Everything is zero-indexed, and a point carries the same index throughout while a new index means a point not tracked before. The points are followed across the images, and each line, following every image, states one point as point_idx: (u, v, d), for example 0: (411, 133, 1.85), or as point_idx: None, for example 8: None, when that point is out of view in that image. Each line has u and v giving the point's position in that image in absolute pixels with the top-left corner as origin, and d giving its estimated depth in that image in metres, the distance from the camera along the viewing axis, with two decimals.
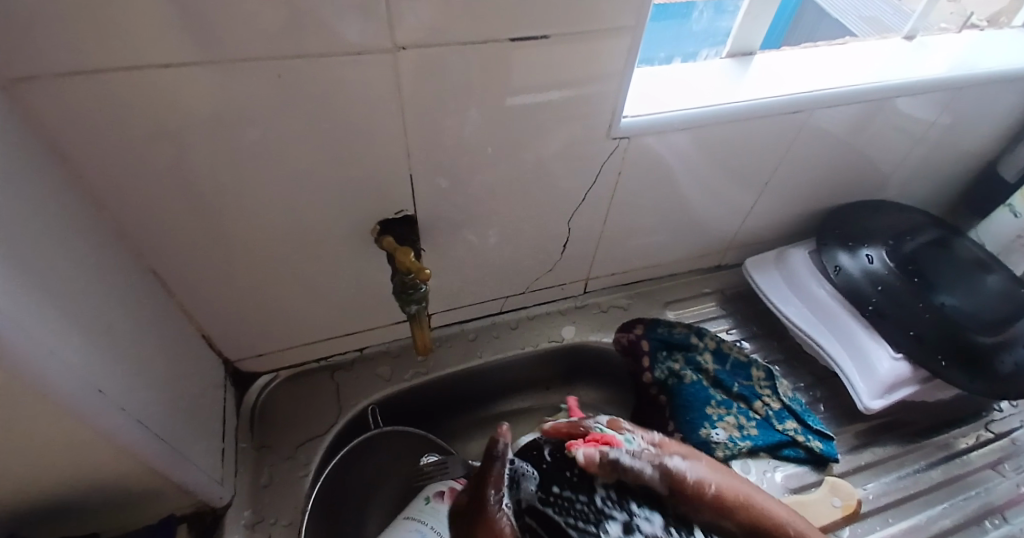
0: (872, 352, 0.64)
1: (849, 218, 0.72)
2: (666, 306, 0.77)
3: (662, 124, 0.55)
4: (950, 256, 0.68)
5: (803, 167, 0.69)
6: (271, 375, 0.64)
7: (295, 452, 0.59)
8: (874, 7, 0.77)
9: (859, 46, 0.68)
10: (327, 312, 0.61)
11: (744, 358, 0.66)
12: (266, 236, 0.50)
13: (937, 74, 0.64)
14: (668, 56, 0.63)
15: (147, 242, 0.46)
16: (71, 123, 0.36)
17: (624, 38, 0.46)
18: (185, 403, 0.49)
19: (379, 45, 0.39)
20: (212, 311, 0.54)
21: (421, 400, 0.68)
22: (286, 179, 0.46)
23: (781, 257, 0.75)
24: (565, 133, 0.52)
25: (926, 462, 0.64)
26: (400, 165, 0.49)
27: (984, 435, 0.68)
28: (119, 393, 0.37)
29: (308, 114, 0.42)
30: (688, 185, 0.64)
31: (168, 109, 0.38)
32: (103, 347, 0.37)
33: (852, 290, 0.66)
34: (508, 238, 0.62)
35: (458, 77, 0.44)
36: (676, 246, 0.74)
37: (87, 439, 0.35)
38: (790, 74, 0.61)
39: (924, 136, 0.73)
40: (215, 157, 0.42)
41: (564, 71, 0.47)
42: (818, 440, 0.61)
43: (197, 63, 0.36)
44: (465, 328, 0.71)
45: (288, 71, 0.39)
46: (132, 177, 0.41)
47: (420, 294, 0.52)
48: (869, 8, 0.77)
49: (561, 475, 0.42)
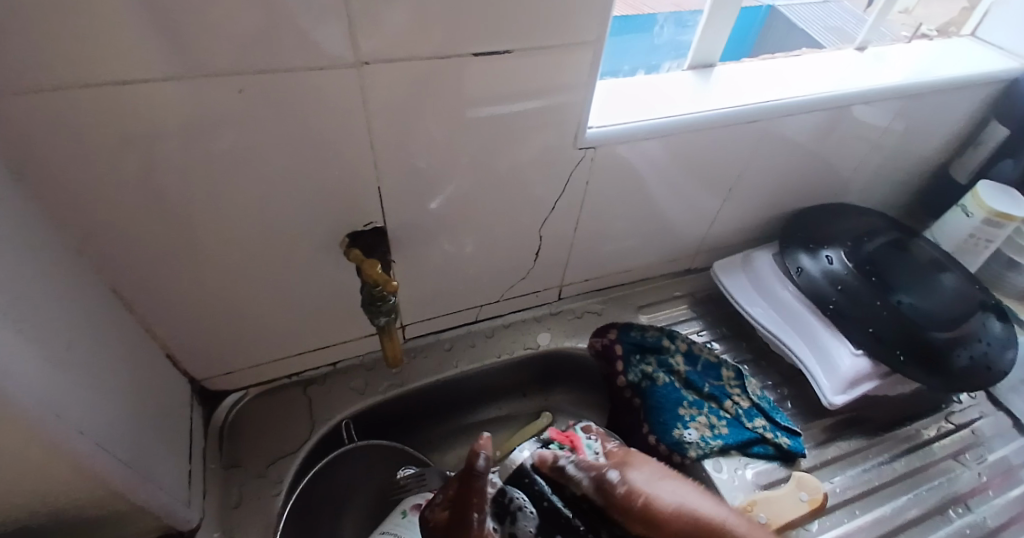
0: (835, 350, 0.66)
1: (810, 222, 0.75)
2: (639, 310, 0.78)
3: (627, 134, 0.56)
4: (907, 256, 0.71)
5: (765, 173, 0.71)
6: (242, 392, 0.63)
7: (267, 469, 0.58)
8: (837, 18, 0.81)
9: (815, 56, 0.71)
10: (298, 325, 0.60)
11: (713, 359, 0.68)
12: (232, 251, 0.50)
13: (889, 82, 0.67)
14: (632, 69, 0.65)
15: (107, 260, 0.45)
16: (26, 142, 0.35)
17: (585, 52, 0.47)
18: (151, 424, 0.47)
19: (343, 59, 0.40)
20: (178, 328, 0.53)
21: (396, 412, 0.67)
22: (251, 193, 0.46)
23: (748, 260, 0.77)
24: (533, 143, 0.53)
25: (890, 455, 0.66)
26: (369, 177, 0.49)
27: (945, 426, 0.70)
28: (80, 414, 0.36)
29: (273, 128, 0.42)
30: (655, 192, 0.66)
31: (127, 125, 0.37)
32: (63, 368, 0.36)
33: (813, 291, 0.69)
34: (480, 247, 0.62)
35: (424, 89, 0.44)
36: (647, 251, 0.76)
37: (47, 462, 0.34)
38: (750, 84, 0.63)
39: (879, 142, 0.76)
40: (177, 172, 0.42)
41: (529, 82, 0.48)
42: (786, 437, 0.62)
43: (157, 79, 0.36)
44: (441, 338, 0.71)
45: (251, 86, 0.39)
46: (92, 195, 0.40)
47: (390, 305, 0.52)
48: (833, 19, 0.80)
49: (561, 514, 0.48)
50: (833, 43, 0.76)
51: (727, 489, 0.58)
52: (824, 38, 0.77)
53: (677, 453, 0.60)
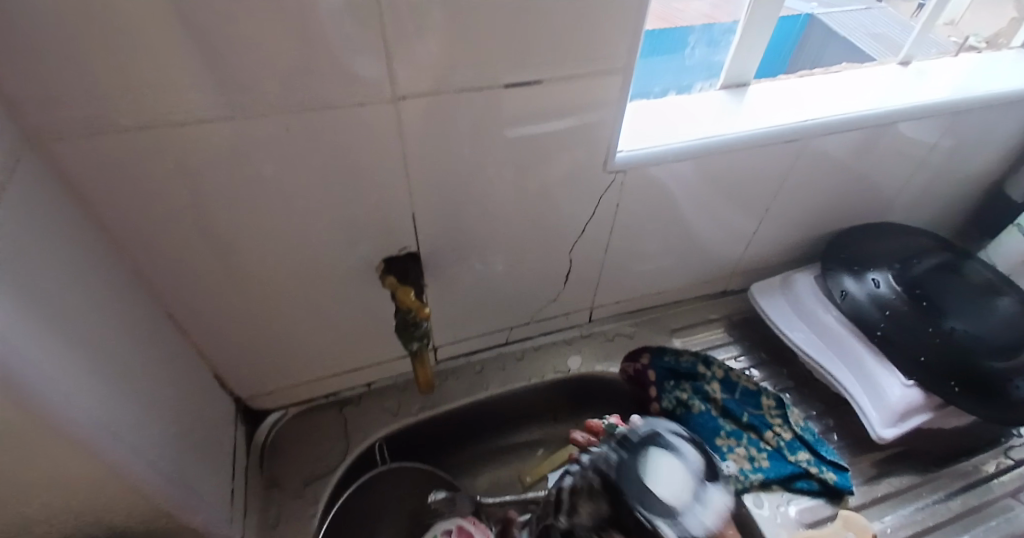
0: (883, 379, 0.63)
1: (853, 243, 0.72)
2: (673, 333, 0.77)
3: (658, 157, 0.56)
4: (960, 280, 0.67)
5: (803, 193, 0.70)
6: (281, 412, 0.65)
7: (303, 489, 0.59)
8: (880, 24, 0.79)
9: (854, 72, 0.69)
10: (334, 347, 0.62)
11: (753, 387, 0.66)
12: (275, 277, 0.52)
13: (935, 98, 0.65)
14: (663, 90, 0.64)
15: (162, 286, 0.47)
16: (94, 175, 0.38)
17: (614, 78, 0.48)
18: (197, 441, 0.49)
19: (381, 96, 0.42)
20: (224, 349, 0.55)
21: (428, 435, 0.68)
22: (294, 222, 0.48)
23: (787, 283, 0.75)
24: (564, 167, 0.54)
25: (943, 493, 0.62)
26: (404, 203, 0.51)
27: (1004, 462, 0.66)
28: (133, 434, 0.38)
29: (315, 160, 0.44)
30: (688, 214, 0.65)
31: (183, 160, 0.40)
32: (120, 390, 0.38)
33: (859, 316, 0.66)
34: (511, 271, 0.63)
35: (458, 120, 0.46)
36: (681, 273, 0.74)
37: (103, 481, 0.36)
38: (785, 103, 0.62)
39: (926, 159, 0.73)
40: (225, 205, 0.44)
41: (559, 110, 0.49)
42: (832, 472, 0.59)
43: (211, 117, 0.38)
44: (472, 360, 0.72)
45: (295, 123, 0.41)
46: (149, 224, 0.43)
47: (423, 330, 0.53)
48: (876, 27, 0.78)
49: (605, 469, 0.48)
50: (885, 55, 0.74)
51: (769, 526, 0.56)
52: (872, 49, 0.75)
53: None
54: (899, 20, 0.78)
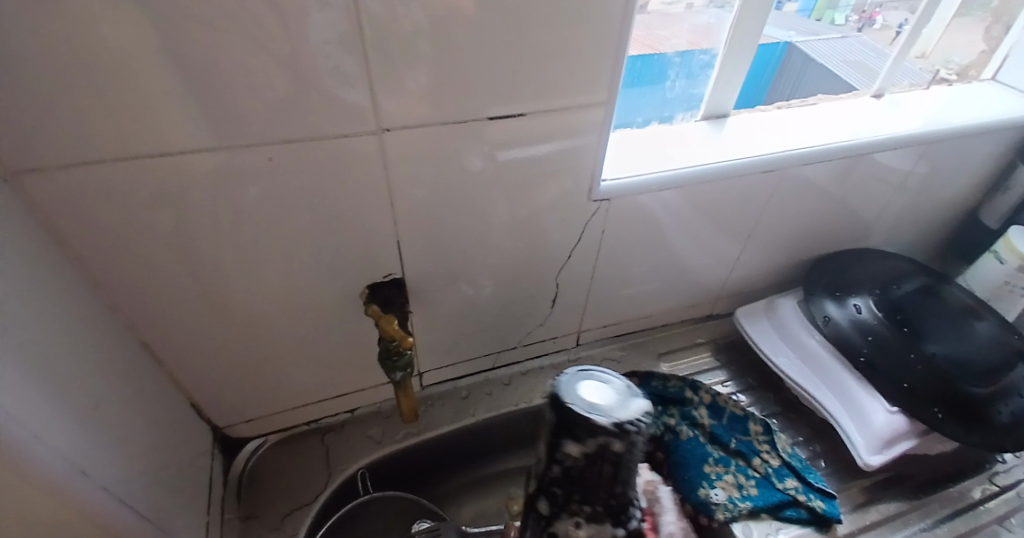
0: (868, 405, 0.63)
1: (835, 268, 0.73)
2: (660, 357, 0.77)
3: (641, 185, 0.57)
4: (940, 304, 0.68)
5: (784, 220, 0.71)
6: (260, 440, 0.64)
7: (282, 523, 0.57)
8: (858, 52, 0.80)
9: (830, 104, 0.71)
10: (317, 375, 0.61)
11: (740, 412, 0.66)
12: (257, 304, 0.51)
13: (907, 129, 0.67)
14: (646, 120, 0.66)
15: (139, 315, 0.47)
16: (73, 207, 0.38)
17: (596, 111, 0.49)
18: (171, 474, 0.48)
19: (365, 127, 0.42)
20: (203, 377, 0.55)
21: (412, 463, 0.66)
22: (277, 250, 0.48)
23: (771, 307, 0.76)
24: (548, 195, 0.55)
25: (931, 520, 0.62)
26: (389, 232, 0.51)
27: (989, 488, 0.66)
28: (103, 470, 0.37)
29: (298, 190, 0.44)
30: (673, 240, 0.66)
31: (163, 190, 0.40)
32: (91, 423, 0.37)
33: (842, 340, 0.67)
34: (496, 297, 0.63)
35: (442, 150, 0.46)
36: (667, 297, 0.75)
37: (68, 521, 0.35)
38: (764, 133, 0.64)
39: (903, 185, 0.75)
40: (206, 234, 0.44)
41: (542, 140, 0.50)
42: (820, 499, 0.59)
43: (193, 149, 0.39)
44: (458, 386, 0.71)
45: (280, 154, 0.41)
46: (128, 254, 0.42)
47: (405, 360, 0.53)
48: (852, 51, 0.80)
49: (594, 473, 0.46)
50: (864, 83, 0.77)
51: None
52: (849, 77, 0.79)
53: (704, 514, 0.58)
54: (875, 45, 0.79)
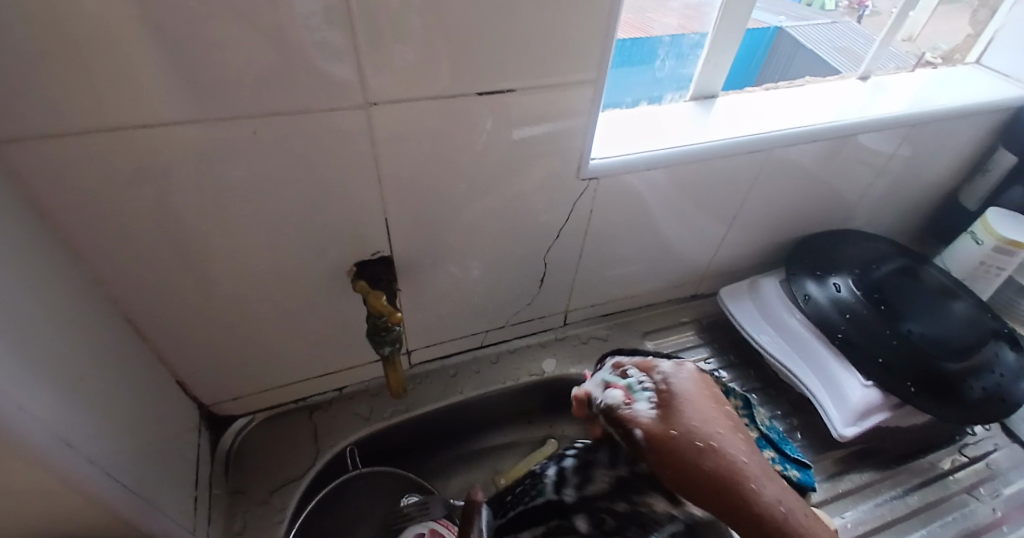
0: (844, 380, 0.65)
1: (818, 248, 0.75)
2: (645, 335, 0.78)
3: (629, 165, 0.57)
4: (917, 284, 0.70)
5: (769, 200, 0.72)
6: (248, 417, 0.64)
7: (270, 496, 0.58)
8: (845, 36, 0.80)
9: (818, 86, 0.71)
10: (305, 352, 0.61)
11: (721, 387, 0.64)
12: (242, 280, 0.51)
13: (891, 111, 0.68)
14: (635, 101, 0.65)
15: (122, 290, 0.46)
16: (50, 181, 0.37)
17: (586, 89, 0.49)
18: (157, 449, 0.48)
19: (351, 101, 0.42)
20: (189, 354, 0.54)
21: (401, 438, 0.67)
22: (262, 225, 0.47)
23: (755, 287, 0.77)
24: (536, 173, 0.55)
25: (902, 489, 0.65)
26: (376, 208, 0.51)
27: (959, 459, 0.69)
28: (89, 444, 0.37)
29: (282, 163, 0.43)
30: (659, 219, 0.66)
31: (142, 163, 0.39)
32: (75, 399, 0.37)
33: (822, 319, 0.68)
34: (483, 276, 0.63)
35: (428, 126, 0.46)
36: (653, 277, 0.76)
37: (55, 493, 0.35)
38: (751, 113, 0.64)
39: (885, 168, 0.76)
40: (188, 209, 0.43)
41: (531, 116, 0.49)
42: (796, 469, 0.60)
43: (171, 120, 0.38)
44: (446, 364, 0.72)
45: (264, 127, 0.41)
46: (109, 229, 0.42)
47: (395, 335, 0.53)
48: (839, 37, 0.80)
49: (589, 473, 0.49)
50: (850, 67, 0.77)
51: None
52: (835, 62, 0.78)
53: None
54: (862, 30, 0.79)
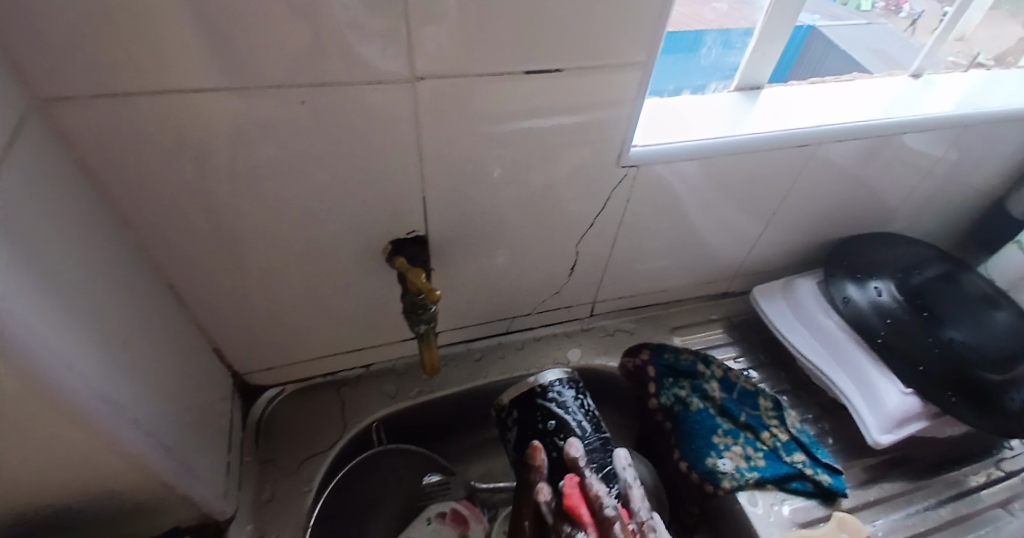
0: (881, 386, 0.63)
1: (856, 250, 0.73)
2: (672, 331, 0.77)
3: (671, 154, 0.56)
4: (959, 291, 0.68)
5: (810, 198, 0.70)
6: (278, 390, 0.65)
7: (299, 467, 0.59)
8: (880, 40, 0.79)
9: (866, 81, 0.69)
10: (336, 328, 0.62)
11: (751, 388, 0.66)
12: (280, 253, 0.51)
13: (943, 111, 0.65)
14: (677, 89, 0.64)
15: (165, 255, 0.47)
16: (104, 142, 0.38)
17: (635, 71, 0.48)
18: (193, 415, 0.49)
19: (399, 74, 0.41)
20: (223, 323, 0.55)
21: (426, 419, 0.68)
22: (303, 199, 0.47)
23: (789, 287, 0.75)
24: (577, 159, 0.54)
25: (935, 500, 0.63)
26: (415, 187, 0.50)
27: (993, 473, 0.67)
28: (134, 402, 0.38)
29: (326, 137, 0.43)
30: (696, 213, 0.65)
31: (193, 131, 0.39)
32: (121, 359, 0.38)
33: (860, 322, 0.67)
34: (516, 262, 0.63)
35: (474, 104, 0.45)
36: (684, 271, 0.75)
37: (102, 448, 0.35)
38: (798, 107, 0.63)
39: (931, 171, 0.73)
40: (233, 178, 0.43)
41: (576, 100, 0.48)
42: (826, 474, 0.60)
43: (223, 87, 0.37)
44: (472, 348, 0.72)
45: (313, 98, 0.40)
46: (157, 194, 0.42)
47: (430, 313, 0.53)
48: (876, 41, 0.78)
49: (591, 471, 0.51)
50: (883, 69, 0.74)
51: (763, 524, 0.56)
52: (872, 63, 0.75)
53: (710, 483, 0.58)
54: (900, 36, 0.78)
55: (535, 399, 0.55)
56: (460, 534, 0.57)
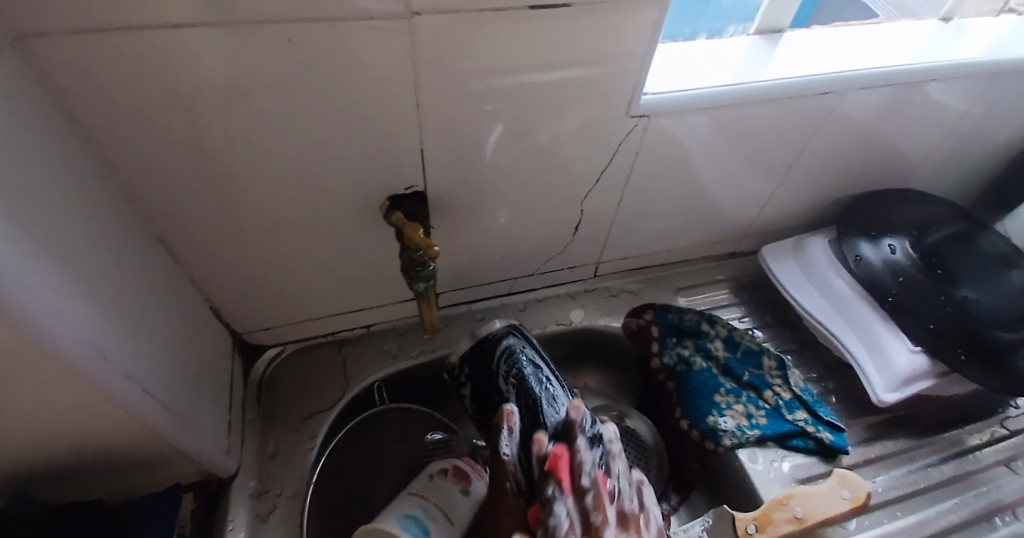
0: (890, 345, 0.62)
1: (872, 208, 0.70)
2: (678, 292, 0.76)
3: (684, 102, 0.53)
4: (975, 249, 0.66)
5: (827, 153, 0.66)
6: (278, 348, 0.65)
7: (302, 424, 0.60)
8: None
9: (894, 25, 0.65)
10: (335, 286, 0.61)
11: (755, 347, 0.65)
12: (274, 208, 0.49)
13: (971, 58, 0.61)
14: (693, 33, 0.61)
15: (154, 209, 0.45)
16: (82, 86, 0.35)
17: (648, 10, 0.44)
18: (191, 374, 0.48)
19: (393, 10, 0.37)
20: (218, 280, 0.54)
21: (427, 378, 0.68)
22: (294, 151, 0.45)
23: (800, 246, 0.73)
24: (583, 111, 0.51)
25: (937, 457, 0.63)
26: (412, 139, 0.48)
27: (998, 432, 0.66)
28: (127, 360, 0.37)
29: (316, 83, 0.40)
30: (705, 170, 0.63)
31: (172, 77, 0.36)
32: (109, 318, 0.36)
33: (871, 281, 0.65)
34: (519, 220, 0.61)
35: (473, 48, 0.42)
36: (693, 231, 0.73)
37: (96, 402, 0.35)
38: (822, 53, 0.59)
39: (956, 125, 0.70)
40: (219, 129, 0.41)
41: (583, 44, 0.45)
42: (828, 432, 0.60)
43: (201, 24, 0.34)
44: (473, 308, 0.71)
45: (299, 35, 0.37)
46: (139, 145, 0.40)
47: (429, 271, 0.52)
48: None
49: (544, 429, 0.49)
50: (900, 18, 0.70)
51: (762, 481, 0.57)
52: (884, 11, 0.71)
53: (711, 440, 0.58)
54: None
55: (486, 355, 0.55)
56: (461, 490, 0.55)
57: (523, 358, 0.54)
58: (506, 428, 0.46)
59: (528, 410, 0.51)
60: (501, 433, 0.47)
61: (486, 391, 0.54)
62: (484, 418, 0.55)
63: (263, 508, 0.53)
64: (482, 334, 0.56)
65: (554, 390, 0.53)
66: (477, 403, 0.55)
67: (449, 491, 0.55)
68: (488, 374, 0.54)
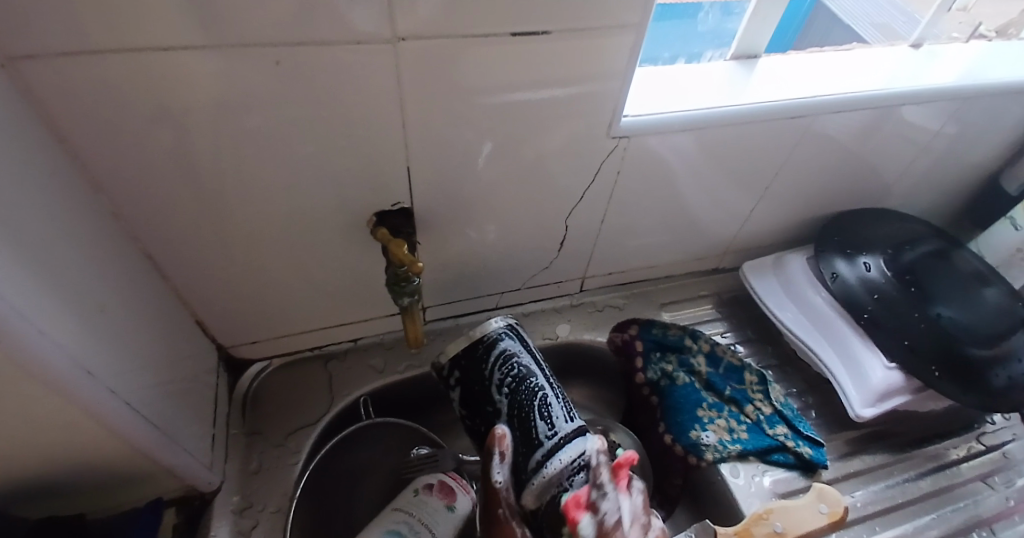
0: (867, 360, 0.64)
1: (850, 226, 0.72)
2: (662, 307, 0.77)
3: (663, 124, 0.54)
4: (949, 267, 0.68)
5: (805, 172, 0.68)
6: (265, 363, 0.65)
7: (285, 439, 0.60)
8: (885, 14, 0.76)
9: (866, 51, 0.68)
10: (322, 301, 0.61)
11: (736, 362, 0.66)
12: (260, 224, 0.50)
13: (942, 83, 0.64)
14: (673, 57, 0.63)
15: (142, 226, 0.46)
16: (73, 106, 0.36)
17: (626, 35, 0.46)
18: (176, 388, 0.49)
19: (379, 35, 0.39)
20: (205, 295, 0.54)
21: (413, 393, 0.68)
22: (282, 169, 0.46)
23: (779, 263, 0.75)
24: (565, 130, 0.52)
25: (916, 472, 0.64)
26: (398, 158, 0.49)
27: (974, 447, 0.68)
28: (110, 375, 0.37)
29: (303, 104, 0.42)
30: (687, 189, 0.64)
31: (162, 98, 0.37)
32: (93, 332, 0.37)
33: (848, 298, 0.67)
34: (504, 236, 0.62)
35: (456, 71, 0.43)
36: (676, 247, 0.74)
37: (77, 419, 0.35)
38: (798, 77, 0.61)
39: (928, 146, 0.72)
40: (208, 148, 0.42)
41: (563, 67, 0.46)
42: (808, 446, 0.61)
43: (191, 48, 0.35)
44: (460, 323, 0.72)
45: (288, 58, 0.38)
46: (128, 164, 0.41)
47: (413, 287, 0.53)
48: (881, 14, 0.76)
49: (534, 440, 0.49)
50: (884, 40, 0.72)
51: (743, 495, 0.57)
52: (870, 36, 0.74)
53: (694, 455, 0.59)
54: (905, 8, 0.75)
55: (480, 360, 0.54)
56: (446, 505, 0.55)
57: (518, 365, 0.53)
58: (498, 454, 0.47)
59: (521, 422, 0.50)
60: (494, 459, 0.47)
61: (477, 398, 0.54)
62: (473, 423, 0.55)
63: (245, 525, 0.53)
64: (478, 337, 0.54)
65: (551, 401, 0.52)
66: (467, 408, 0.55)
67: (434, 507, 0.54)
68: (481, 380, 0.53)
